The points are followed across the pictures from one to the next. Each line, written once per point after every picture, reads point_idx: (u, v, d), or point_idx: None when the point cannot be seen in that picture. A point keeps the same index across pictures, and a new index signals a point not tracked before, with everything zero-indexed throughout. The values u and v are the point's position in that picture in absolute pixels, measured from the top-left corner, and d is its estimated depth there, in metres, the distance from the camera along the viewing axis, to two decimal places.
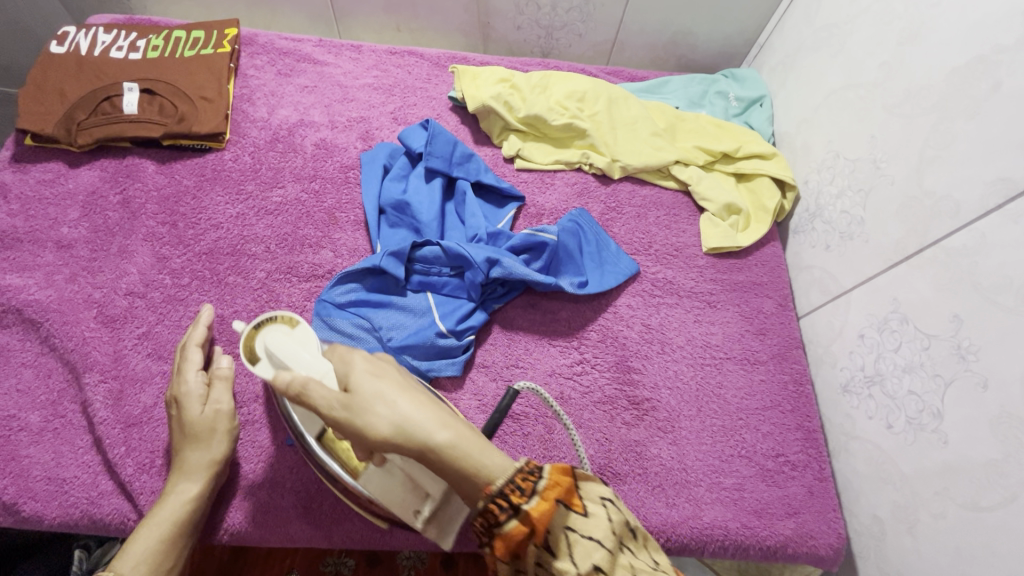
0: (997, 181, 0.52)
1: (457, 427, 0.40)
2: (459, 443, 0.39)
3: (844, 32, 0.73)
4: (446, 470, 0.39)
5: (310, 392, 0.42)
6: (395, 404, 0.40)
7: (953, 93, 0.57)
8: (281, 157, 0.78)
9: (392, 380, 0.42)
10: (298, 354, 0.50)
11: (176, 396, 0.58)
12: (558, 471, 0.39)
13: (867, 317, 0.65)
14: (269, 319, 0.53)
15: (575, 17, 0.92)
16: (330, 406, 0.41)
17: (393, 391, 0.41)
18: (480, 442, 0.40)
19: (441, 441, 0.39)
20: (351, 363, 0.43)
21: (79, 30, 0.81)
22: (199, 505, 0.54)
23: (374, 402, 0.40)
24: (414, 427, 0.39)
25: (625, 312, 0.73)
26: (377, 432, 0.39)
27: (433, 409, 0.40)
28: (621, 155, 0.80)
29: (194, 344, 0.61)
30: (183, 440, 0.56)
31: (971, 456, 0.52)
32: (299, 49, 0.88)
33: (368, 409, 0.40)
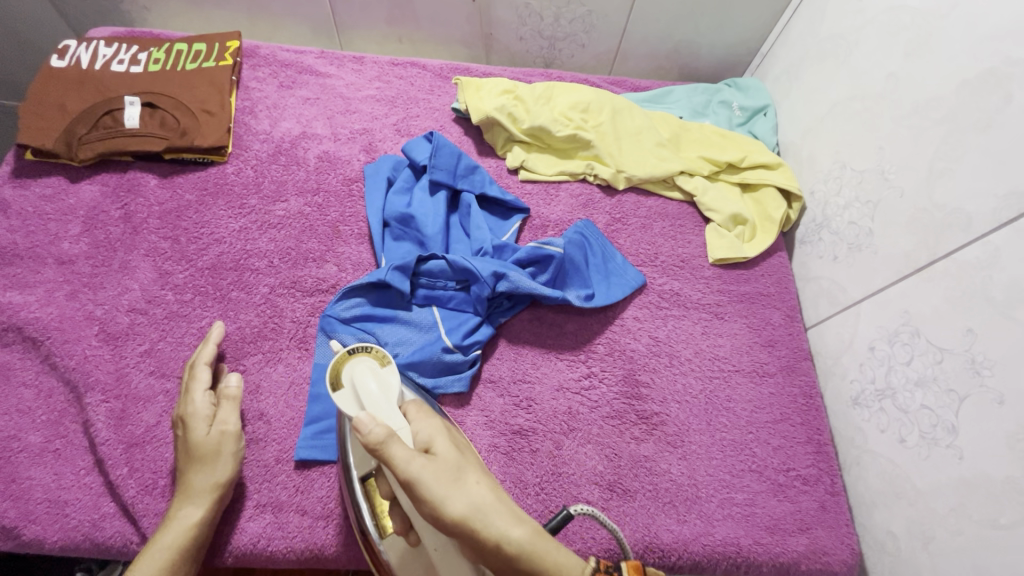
0: (1010, 195, 0.51)
1: (530, 524, 0.42)
2: (535, 543, 0.40)
3: (849, 43, 0.73)
4: (512, 567, 0.40)
5: (395, 449, 0.41)
6: (476, 488, 0.42)
7: (963, 105, 0.56)
8: (284, 170, 0.78)
9: (471, 464, 0.44)
10: (377, 401, 0.48)
11: (182, 416, 0.57)
12: (633, 573, 0.40)
13: (877, 329, 0.64)
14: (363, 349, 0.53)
15: (578, 28, 0.92)
16: (414, 469, 0.40)
17: (474, 474, 0.42)
18: (552, 542, 0.42)
19: (517, 538, 0.40)
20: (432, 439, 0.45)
21: (80, 44, 0.81)
22: (202, 531, 0.53)
23: (456, 479, 0.41)
24: (493, 517, 0.40)
25: (632, 324, 0.72)
26: (453, 510, 0.40)
27: (511, 503, 0.42)
28: (626, 166, 0.80)
29: (203, 364, 0.61)
30: (188, 463, 0.55)
31: (988, 473, 0.51)
32: (301, 61, 0.88)
33: (449, 485, 0.40)
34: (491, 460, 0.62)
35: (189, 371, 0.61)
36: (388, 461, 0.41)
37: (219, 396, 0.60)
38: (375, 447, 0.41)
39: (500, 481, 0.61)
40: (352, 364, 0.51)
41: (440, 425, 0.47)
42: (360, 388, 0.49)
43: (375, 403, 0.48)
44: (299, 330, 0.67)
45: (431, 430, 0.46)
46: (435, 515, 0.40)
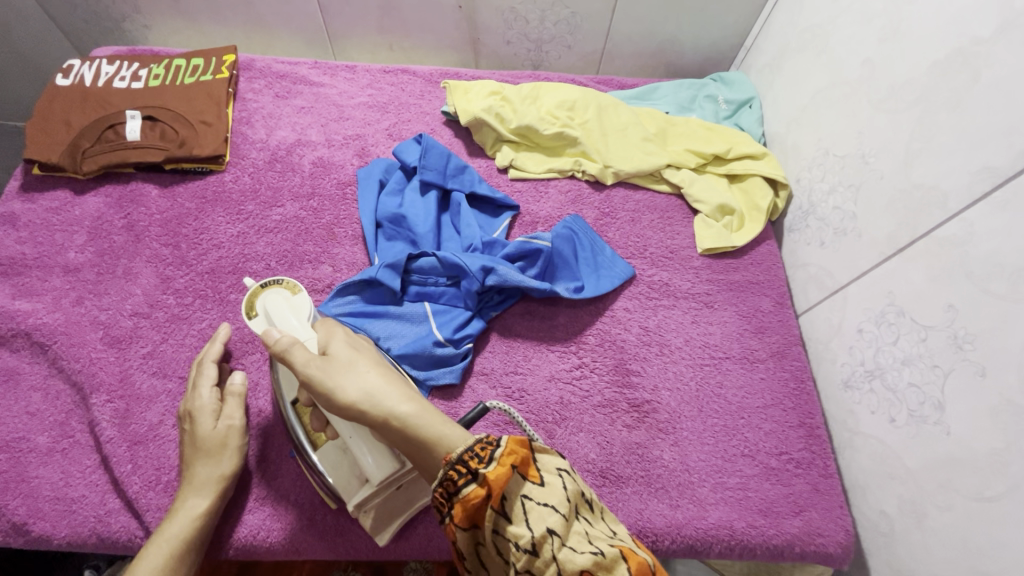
0: (982, 170, 0.52)
1: (420, 403, 0.46)
2: (417, 416, 0.45)
3: (826, 32, 0.74)
4: (402, 437, 0.45)
5: (292, 354, 0.49)
6: (368, 377, 0.47)
7: (935, 86, 0.57)
8: (280, 177, 0.80)
9: (367, 358, 0.49)
10: (289, 320, 0.56)
11: (190, 411, 0.59)
12: (516, 441, 0.41)
13: (864, 311, 0.65)
14: (275, 283, 0.60)
15: (563, 29, 0.94)
16: (308, 367, 0.48)
17: (367, 366, 0.48)
18: (440, 417, 0.45)
19: (402, 413, 0.45)
20: (334, 339, 0.51)
21: (83, 63, 0.84)
22: (207, 522, 0.54)
23: (348, 370, 0.47)
24: (379, 398, 0.46)
25: (623, 315, 0.73)
26: (346, 396, 0.46)
27: (399, 386, 0.47)
28: (613, 161, 0.82)
29: (211, 362, 0.63)
30: (194, 455, 0.57)
31: (974, 447, 0.51)
32: (295, 72, 0.91)
33: (340, 376, 0.47)
34: None
35: (196, 369, 0.63)
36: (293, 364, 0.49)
37: (226, 393, 0.62)
38: (280, 354, 0.49)
39: None
40: (266, 296, 0.58)
41: (343, 330, 0.53)
42: (274, 314, 0.57)
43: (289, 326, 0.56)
44: None
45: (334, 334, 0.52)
46: (334, 402, 0.46)
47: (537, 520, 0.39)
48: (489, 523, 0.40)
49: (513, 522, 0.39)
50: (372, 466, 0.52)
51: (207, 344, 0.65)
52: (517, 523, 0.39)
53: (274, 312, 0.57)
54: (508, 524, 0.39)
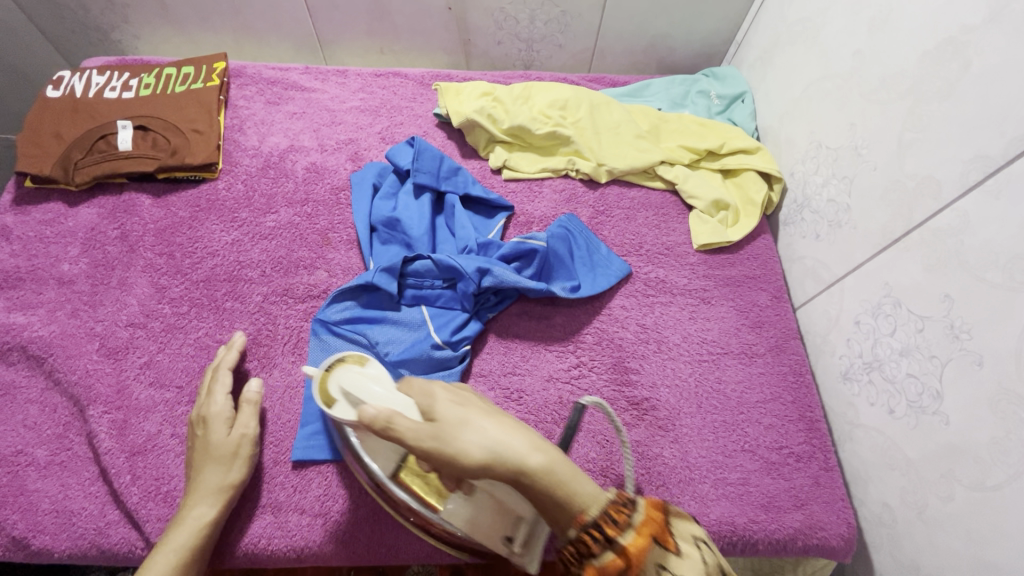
0: (974, 159, 0.52)
1: (548, 450, 0.44)
2: (553, 463, 0.43)
3: (816, 24, 0.74)
4: (542, 491, 0.43)
5: (397, 424, 0.43)
6: (488, 428, 0.43)
7: (927, 76, 0.57)
8: (273, 183, 0.80)
9: (475, 408, 0.45)
10: (371, 390, 0.49)
11: (203, 418, 0.59)
12: (651, 506, 0.43)
13: (861, 303, 0.65)
14: (337, 360, 0.53)
15: (553, 28, 0.93)
16: (417, 436, 0.42)
17: (480, 417, 0.44)
18: (571, 468, 0.44)
19: (536, 463, 0.43)
20: (432, 396, 0.45)
21: (74, 74, 0.84)
22: (212, 531, 0.54)
23: (465, 428, 0.43)
24: (507, 450, 0.43)
25: (620, 313, 0.73)
26: (473, 458, 0.42)
27: (522, 433, 0.44)
28: (607, 159, 0.82)
29: (225, 369, 0.63)
30: (201, 461, 0.57)
31: (973, 436, 0.51)
32: (286, 77, 0.91)
33: (460, 438, 0.42)
34: None
35: (210, 376, 0.63)
36: (398, 435, 0.43)
37: (239, 400, 0.62)
38: (382, 427, 0.43)
39: None
40: (334, 373, 0.50)
41: (439, 385, 0.47)
42: (351, 388, 0.49)
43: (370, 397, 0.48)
44: (293, 335, 0.69)
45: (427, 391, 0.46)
46: (460, 467, 0.42)
47: None
48: None
49: None
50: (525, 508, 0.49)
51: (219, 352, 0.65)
52: None
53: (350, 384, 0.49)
54: None
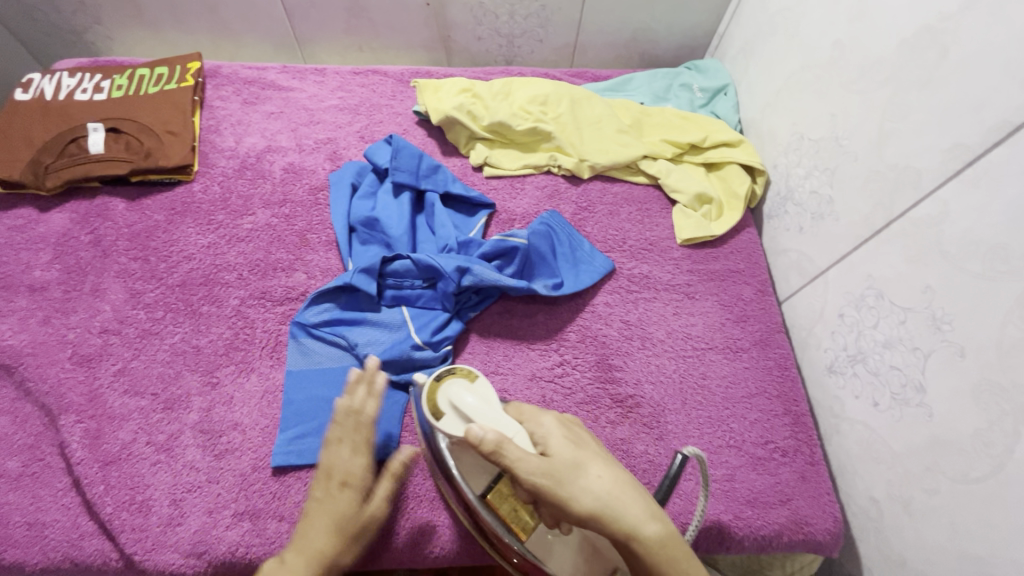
0: (953, 147, 0.51)
1: (665, 521, 0.44)
2: (669, 539, 0.43)
3: (796, 15, 0.73)
4: (649, 562, 0.43)
5: (506, 450, 0.44)
6: (601, 479, 0.44)
7: (905, 64, 0.57)
8: (250, 185, 0.79)
9: (591, 455, 0.46)
10: (481, 410, 0.50)
11: (336, 471, 0.52)
12: None
13: (845, 296, 0.64)
14: (450, 373, 0.55)
15: (534, 23, 0.92)
16: (529, 468, 0.44)
17: (594, 466, 0.45)
18: (685, 549, 0.43)
19: (651, 535, 0.43)
20: (548, 435, 0.48)
21: (44, 76, 0.82)
22: None
23: (578, 474, 0.44)
24: (620, 508, 0.43)
25: (603, 310, 0.72)
26: (583, 507, 0.43)
27: (640, 498, 0.45)
28: (589, 155, 0.80)
29: (359, 417, 0.54)
30: (318, 525, 0.50)
31: (957, 428, 0.51)
32: (263, 77, 0.89)
33: (573, 485, 0.44)
34: None
35: (339, 418, 0.54)
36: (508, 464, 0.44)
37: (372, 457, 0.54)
38: (489, 451, 0.45)
39: None
40: (447, 388, 0.53)
41: (553, 421, 0.49)
42: (463, 406, 0.51)
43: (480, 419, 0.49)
44: (271, 339, 0.68)
45: (543, 429, 0.49)
46: (567, 512, 0.43)
47: None
48: None
49: None
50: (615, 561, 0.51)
51: (354, 385, 0.55)
52: None
53: (460, 401, 0.51)
54: None
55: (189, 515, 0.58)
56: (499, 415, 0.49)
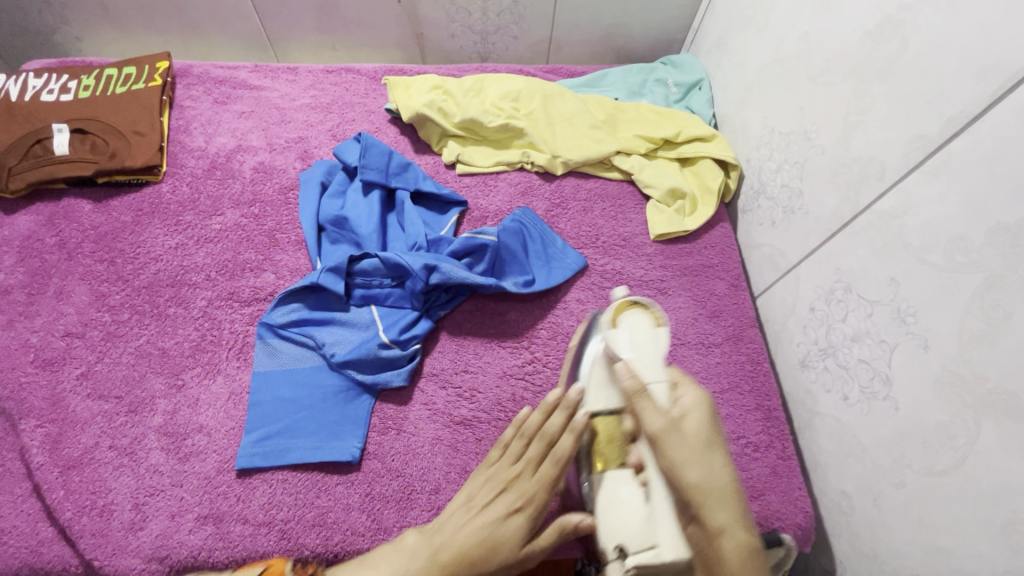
0: (914, 138, 0.51)
1: (751, 532, 0.45)
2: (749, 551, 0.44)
3: (765, 9, 0.73)
4: (719, 557, 0.44)
5: (641, 401, 0.48)
6: (716, 473, 0.46)
7: (868, 56, 0.56)
8: (219, 185, 0.78)
9: (718, 445, 0.48)
10: (643, 349, 0.52)
11: (505, 482, 0.53)
12: None
13: (815, 289, 0.64)
14: (644, 304, 0.54)
15: (507, 20, 0.92)
16: (656, 424, 0.47)
17: (719, 457, 0.47)
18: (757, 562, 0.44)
19: (733, 536, 0.44)
20: (688, 405, 0.49)
21: (10, 77, 0.81)
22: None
23: (703, 454, 0.47)
24: (718, 503, 0.45)
25: (576, 307, 0.72)
26: (687, 483, 0.46)
27: (740, 505, 0.46)
28: (561, 151, 0.80)
29: (539, 436, 0.54)
30: (469, 526, 0.51)
31: (922, 420, 0.50)
32: (234, 76, 0.89)
33: (692, 459, 0.46)
34: (435, 453, 0.61)
35: (516, 432, 0.56)
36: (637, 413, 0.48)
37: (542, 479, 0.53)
38: (628, 392, 0.49)
39: (444, 473, 0.60)
40: (631, 313, 0.54)
41: (704, 395, 0.50)
42: (630, 337, 0.52)
43: (639, 355, 0.51)
44: (238, 340, 0.67)
45: (688, 399, 0.49)
46: (669, 479, 0.46)
47: None
48: None
49: None
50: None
51: (548, 410, 0.55)
52: None
53: (631, 329, 0.52)
54: None
55: (151, 519, 0.57)
56: (658, 362, 0.51)
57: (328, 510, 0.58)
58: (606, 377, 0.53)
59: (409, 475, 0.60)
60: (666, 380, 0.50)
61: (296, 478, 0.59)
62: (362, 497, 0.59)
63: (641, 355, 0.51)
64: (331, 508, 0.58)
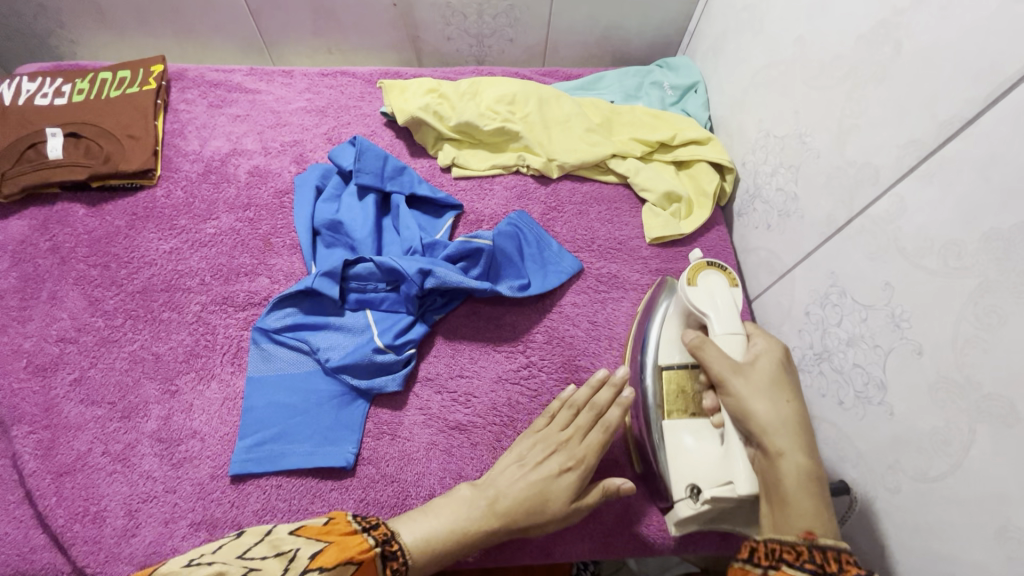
0: (909, 143, 0.51)
1: (813, 460, 0.48)
2: (808, 476, 0.47)
3: (760, 12, 0.73)
4: (779, 479, 0.47)
5: (706, 349, 0.53)
6: (783, 409, 0.49)
7: (862, 60, 0.56)
8: (214, 189, 0.78)
9: (785, 384, 0.51)
10: (717, 305, 0.57)
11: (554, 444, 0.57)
12: None
13: (811, 293, 0.64)
14: (720, 267, 0.60)
15: (503, 23, 0.92)
16: (722, 367, 0.52)
17: (787, 396, 0.50)
18: (816, 487, 0.47)
19: (792, 459, 0.47)
20: (757, 352, 0.53)
21: (4, 81, 0.81)
22: (484, 519, 0.52)
23: (770, 390, 0.50)
24: (780, 433, 0.48)
25: (571, 310, 0.72)
26: (751, 414, 0.49)
27: (805, 437, 0.49)
28: (557, 154, 0.80)
29: (588, 407, 0.59)
30: (521, 478, 0.55)
31: (917, 426, 0.50)
32: (229, 79, 0.88)
33: (757, 393, 0.50)
34: (430, 458, 0.61)
35: (563, 403, 0.60)
36: (704, 360, 0.53)
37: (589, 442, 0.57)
38: (695, 344, 0.54)
39: (439, 478, 0.60)
40: (709, 273, 0.59)
41: (775, 346, 0.54)
42: (701, 297, 0.58)
43: (717, 310, 0.56)
44: (232, 345, 0.67)
45: (760, 346, 0.54)
46: (736, 412, 0.50)
47: None
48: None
49: None
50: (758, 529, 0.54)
51: (597, 385, 0.60)
52: None
53: (709, 288, 0.58)
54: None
55: (144, 525, 0.56)
56: (735, 315, 0.56)
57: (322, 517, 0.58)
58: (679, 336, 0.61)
59: (404, 481, 0.60)
60: (741, 333, 0.55)
61: (290, 484, 0.59)
62: (357, 502, 0.58)
63: (717, 309, 0.56)
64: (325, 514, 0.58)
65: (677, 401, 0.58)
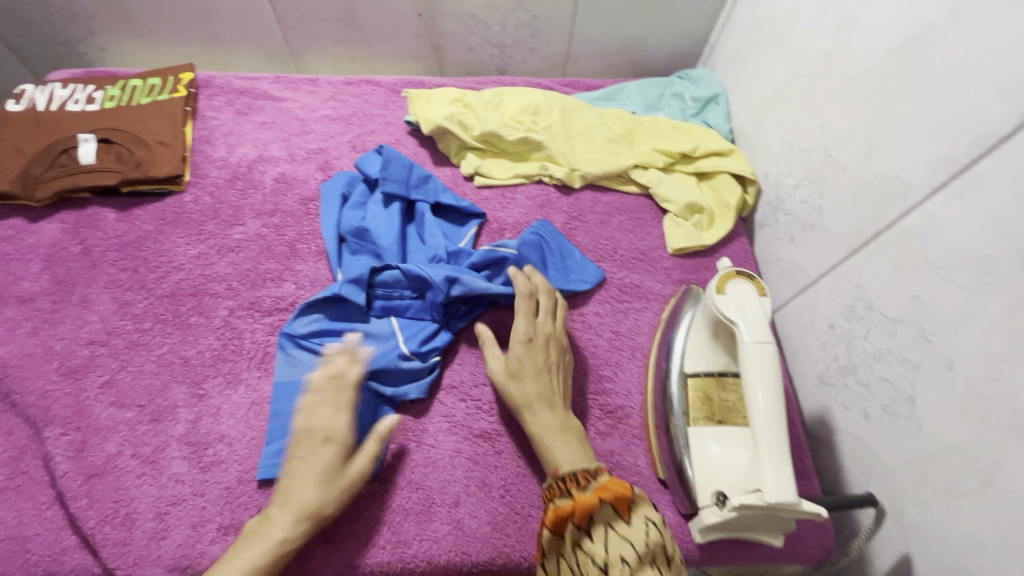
0: (938, 159, 0.51)
1: (554, 418, 0.58)
2: (547, 435, 0.57)
3: (784, 26, 0.74)
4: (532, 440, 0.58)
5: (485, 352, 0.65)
6: (529, 387, 0.59)
7: (890, 76, 0.57)
8: (241, 195, 0.79)
9: (535, 358, 0.61)
10: (749, 315, 0.56)
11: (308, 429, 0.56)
12: (616, 484, 0.51)
13: (835, 306, 0.64)
14: (749, 276, 0.60)
15: (525, 33, 0.93)
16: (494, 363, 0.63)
17: (530, 374, 0.60)
18: (564, 438, 0.57)
19: (536, 428, 0.57)
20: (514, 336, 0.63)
21: (36, 88, 0.83)
22: (291, 536, 0.52)
23: (521, 372, 0.60)
24: (531, 407, 0.58)
25: (594, 319, 0.72)
26: (513, 394, 0.60)
27: (543, 402, 0.59)
28: (579, 164, 0.80)
29: (331, 385, 0.58)
30: (298, 478, 0.54)
31: (946, 441, 0.50)
32: (256, 87, 0.90)
33: (513, 376, 0.61)
34: (455, 465, 0.61)
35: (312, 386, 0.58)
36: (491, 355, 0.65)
37: (347, 409, 0.57)
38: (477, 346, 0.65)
39: (463, 485, 0.60)
40: (737, 283, 0.59)
41: (521, 318, 0.64)
42: (729, 308, 0.58)
43: (747, 320, 0.56)
44: (259, 350, 0.67)
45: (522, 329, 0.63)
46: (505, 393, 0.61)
47: (614, 546, 0.47)
48: (570, 539, 0.49)
49: (594, 538, 0.48)
50: (773, 537, 0.56)
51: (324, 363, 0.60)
52: (596, 542, 0.47)
53: (739, 298, 0.58)
54: (587, 538, 0.48)
55: (174, 528, 0.57)
56: (767, 326, 0.56)
57: (348, 522, 0.58)
58: (709, 345, 0.62)
59: (429, 485, 0.60)
60: (769, 344, 0.54)
61: None
62: (382, 509, 0.59)
63: (747, 319, 0.56)
64: (351, 520, 0.58)
65: (702, 409, 0.59)
